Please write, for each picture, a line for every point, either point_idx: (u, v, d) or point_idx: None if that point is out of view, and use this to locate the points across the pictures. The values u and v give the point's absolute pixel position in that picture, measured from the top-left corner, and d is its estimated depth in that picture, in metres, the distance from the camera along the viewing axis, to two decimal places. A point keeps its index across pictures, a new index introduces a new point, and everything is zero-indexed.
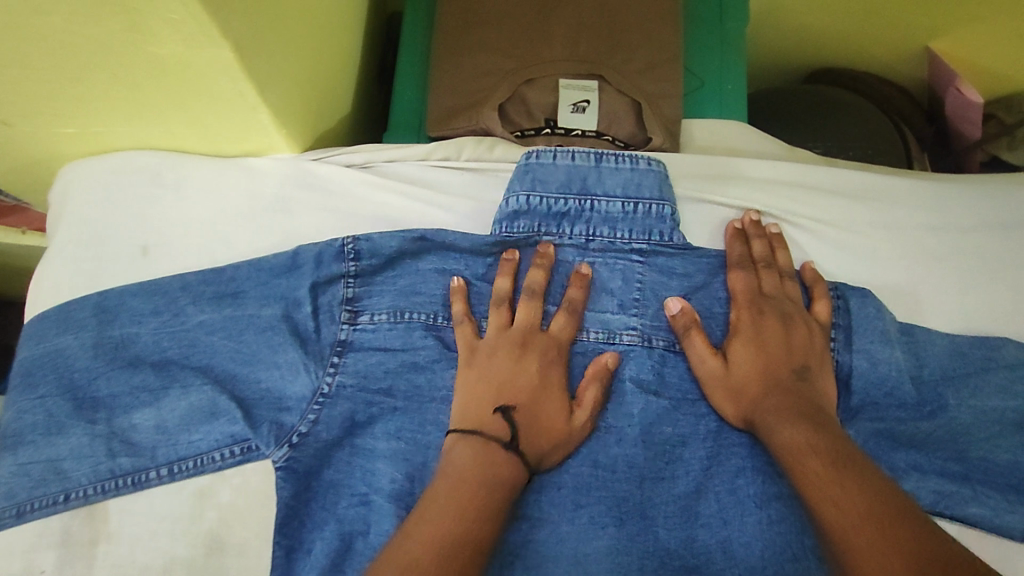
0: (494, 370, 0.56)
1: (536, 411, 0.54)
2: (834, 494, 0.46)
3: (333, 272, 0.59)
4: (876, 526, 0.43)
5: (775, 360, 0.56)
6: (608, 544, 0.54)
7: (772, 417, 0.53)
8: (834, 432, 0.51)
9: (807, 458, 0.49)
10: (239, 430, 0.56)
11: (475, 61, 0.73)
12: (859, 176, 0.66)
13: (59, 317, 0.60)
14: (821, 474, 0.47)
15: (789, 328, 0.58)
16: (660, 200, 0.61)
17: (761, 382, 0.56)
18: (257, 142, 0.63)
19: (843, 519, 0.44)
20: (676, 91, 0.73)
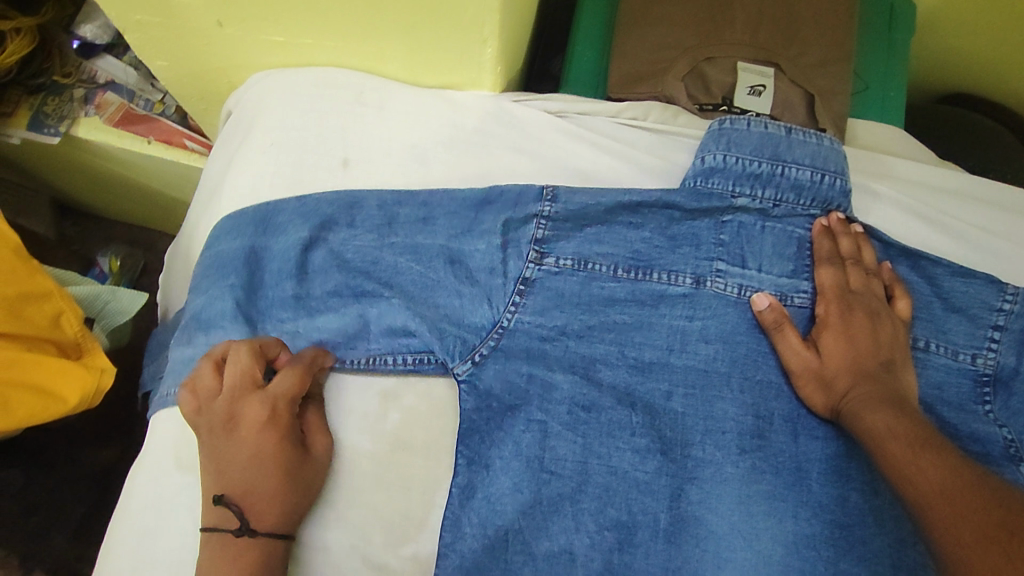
0: (215, 450, 0.53)
1: (254, 482, 0.52)
2: (911, 471, 0.49)
3: (529, 211, 0.62)
4: (953, 500, 0.46)
5: (847, 354, 0.59)
6: (768, 490, 0.57)
7: (853, 408, 0.56)
8: (921, 420, 0.53)
9: (887, 440, 0.52)
10: (413, 341, 0.59)
11: (658, 32, 0.75)
12: (1019, 193, 0.69)
13: (258, 217, 0.63)
14: (901, 455, 0.51)
15: (858, 321, 0.59)
16: (843, 174, 0.62)
17: (846, 370, 0.58)
18: (462, 75, 0.66)
19: (925, 492, 0.47)
20: (844, 89, 0.76)
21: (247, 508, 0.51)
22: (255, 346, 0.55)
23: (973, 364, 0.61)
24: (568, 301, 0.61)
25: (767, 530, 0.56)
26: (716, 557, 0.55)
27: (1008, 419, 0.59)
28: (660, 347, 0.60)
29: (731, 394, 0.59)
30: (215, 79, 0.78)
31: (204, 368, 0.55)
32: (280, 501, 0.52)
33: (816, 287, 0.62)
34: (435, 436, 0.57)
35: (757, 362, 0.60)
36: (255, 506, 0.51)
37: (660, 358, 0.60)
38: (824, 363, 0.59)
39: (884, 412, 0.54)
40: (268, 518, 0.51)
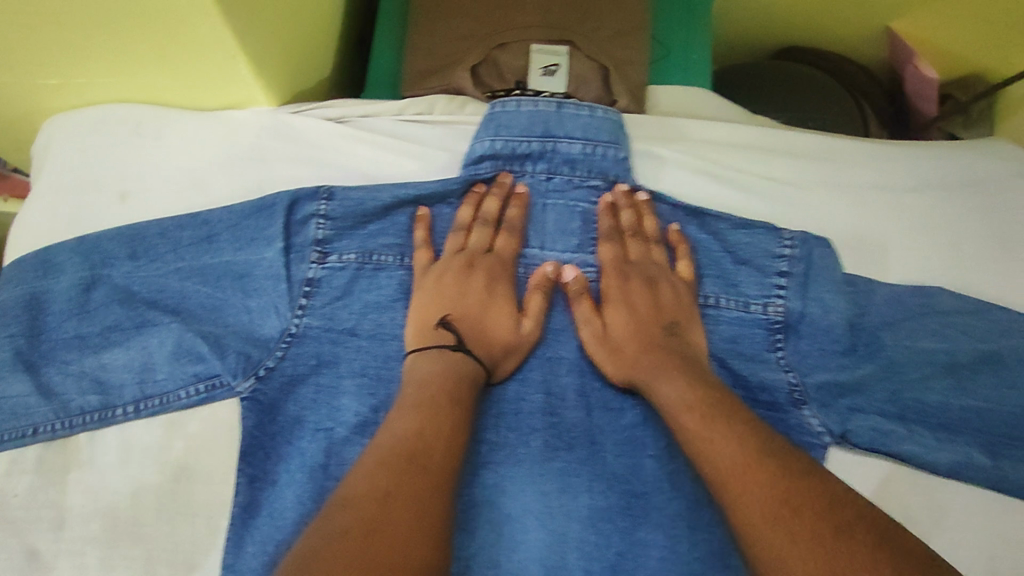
0: (421, 401, 0.54)
1: (486, 323, 0.60)
2: (709, 443, 0.52)
3: (306, 212, 0.62)
4: (747, 469, 0.49)
5: (628, 320, 0.61)
6: (561, 466, 0.58)
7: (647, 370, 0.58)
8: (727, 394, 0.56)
9: (680, 410, 0.55)
10: (201, 369, 0.58)
11: (449, 26, 0.75)
12: (814, 139, 0.68)
13: (37, 263, 0.62)
14: (695, 426, 0.53)
15: (638, 287, 0.62)
16: (613, 143, 0.63)
17: (640, 342, 0.60)
18: (235, 95, 0.65)
19: (728, 475, 0.50)
20: (641, 58, 0.77)
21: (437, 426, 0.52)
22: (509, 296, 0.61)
23: (765, 313, 0.62)
24: (354, 296, 0.61)
25: (560, 507, 0.57)
26: (512, 541, 0.57)
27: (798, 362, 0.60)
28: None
29: (523, 376, 0.61)
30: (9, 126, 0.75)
31: (419, 253, 0.62)
32: (497, 341, 0.59)
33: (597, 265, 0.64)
34: (214, 459, 0.57)
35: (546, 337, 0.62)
36: (437, 424, 0.52)
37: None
38: (613, 336, 0.61)
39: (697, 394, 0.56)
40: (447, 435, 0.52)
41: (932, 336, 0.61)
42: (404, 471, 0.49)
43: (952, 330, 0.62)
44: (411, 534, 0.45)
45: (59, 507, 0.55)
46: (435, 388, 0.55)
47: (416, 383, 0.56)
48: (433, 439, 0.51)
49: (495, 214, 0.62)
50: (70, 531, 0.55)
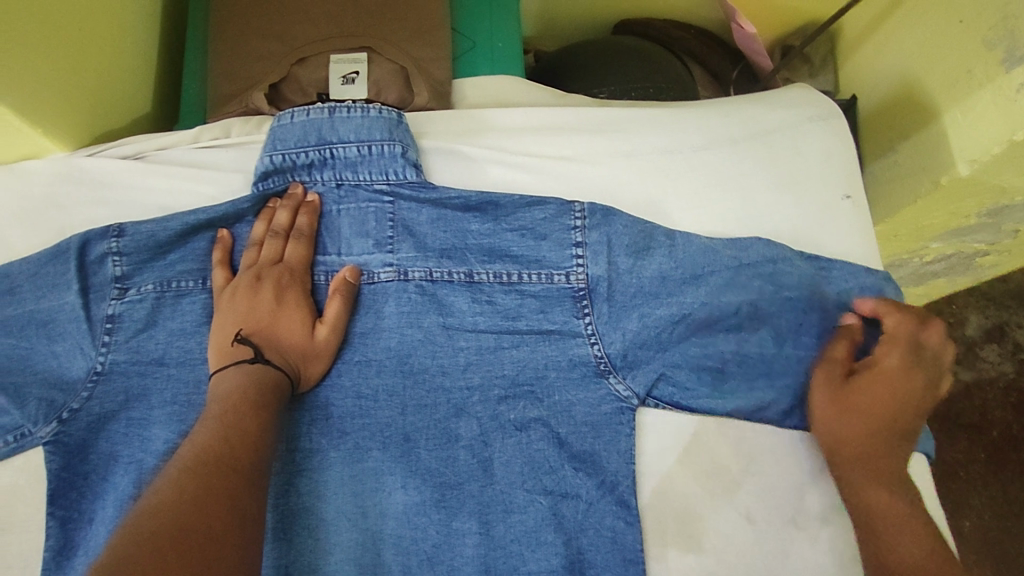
0: (225, 408, 0.52)
1: (281, 333, 0.59)
2: (867, 495, 0.55)
3: (97, 251, 0.62)
4: (896, 514, 0.54)
5: (890, 412, 0.58)
6: (374, 466, 0.58)
7: (870, 478, 0.56)
8: (877, 434, 0.57)
9: (877, 458, 0.56)
10: (7, 421, 0.58)
11: (249, 48, 0.76)
12: (603, 112, 0.70)
13: None
14: (859, 483, 0.56)
15: (909, 379, 0.59)
16: (389, 141, 0.64)
17: (870, 417, 0.57)
18: (25, 144, 0.66)
19: (876, 512, 0.54)
20: (444, 53, 0.78)
21: (244, 426, 0.51)
22: (308, 305, 0.62)
23: (568, 283, 0.62)
24: (157, 326, 0.62)
25: (375, 506, 0.57)
26: (327, 544, 0.56)
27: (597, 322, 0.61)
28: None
29: (330, 381, 0.61)
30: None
31: (215, 273, 0.63)
32: (297, 345, 0.59)
33: (886, 332, 0.60)
34: (26, 507, 0.57)
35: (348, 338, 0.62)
36: (242, 427, 0.51)
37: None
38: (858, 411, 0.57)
39: (850, 428, 0.57)
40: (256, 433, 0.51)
41: (733, 291, 0.61)
42: (208, 468, 0.47)
43: (759, 281, 0.62)
44: (224, 531, 0.44)
45: None
46: (238, 392, 0.54)
47: (218, 395, 0.54)
48: (242, 437, 0.50)
49: (286, 225, 0.64)
50: None
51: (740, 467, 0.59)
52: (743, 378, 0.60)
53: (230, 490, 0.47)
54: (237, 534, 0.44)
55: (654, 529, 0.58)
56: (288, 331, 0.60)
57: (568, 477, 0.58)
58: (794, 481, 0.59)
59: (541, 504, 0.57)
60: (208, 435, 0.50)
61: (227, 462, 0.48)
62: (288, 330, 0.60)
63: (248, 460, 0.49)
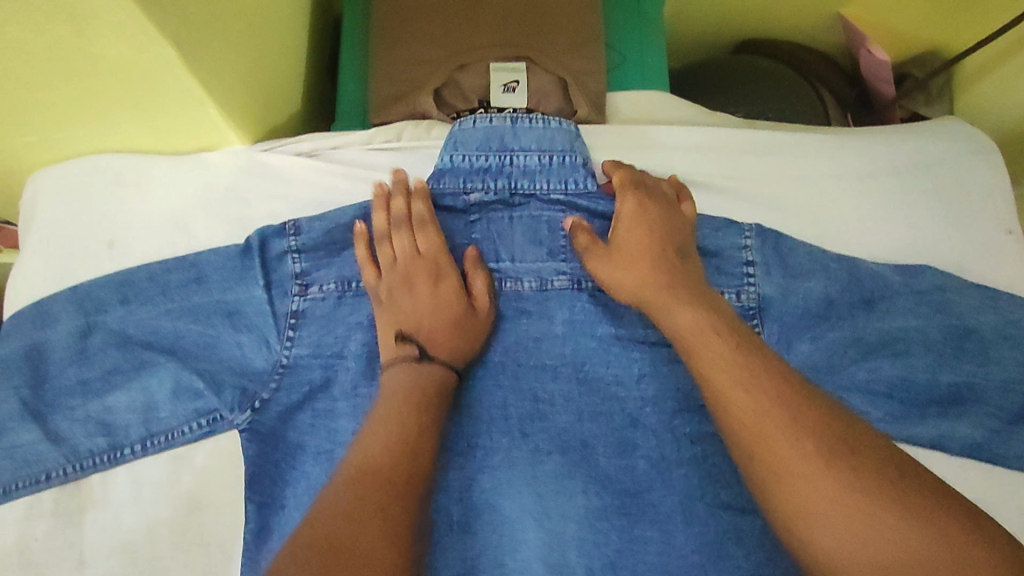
0: (393, 408, 0.54)
1: (434, 319, 0.61)
2: (740, 393, 0.49)
3: (277, 248, 0.64)
4: (776, 429, 0.46)
5: (681, 277, 0.59)
6: (554, 469, 0.61)
7: (778, 419, 0.46)
8: (682, 294, 0.57)
9: (701, 335, 0.54)
10: (202, 405, 0.61)
11: (411, 53, 0.78)
12: (768, 135, 0.73)
13: (34, 314, 0.65)
14: (729, 375, 0.50)
15: (660, 219, 0.63)
16: (569, 151, 0.67)
17: (647, 257, 0.61)
18: (208, 137, 0.68)
19: (755, 428, 0.47)
20: (599, 66, 0.79)
21: (405, 431, 0.53)
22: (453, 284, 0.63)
23: (740, 302, 0.64)
24: (338, 323, 0.64)
25: (557, 509, 0.60)
26: (513, 542, 0.60)
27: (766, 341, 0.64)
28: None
29: (508, 384, 0.63)
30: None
31: (366, 270, 0.63)
32: (450, 338, 0.61)
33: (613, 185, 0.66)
34: (222, 488, 0.61)
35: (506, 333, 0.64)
36: (401, 431, 0.52)
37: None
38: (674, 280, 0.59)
39: (707, 348, 0.52)
40: (421, 433, 0.53)
41: (898, 315, 0.65)
42: (364, 480, 0.49)
43: (925, 308, 0.66)
44: (377, 545, 0.46)
45: (80, 546, 0.59)
46: (399, 396, 0.55)
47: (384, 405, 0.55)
48: (399, 446, 0.52)
49: (404, 214, 0.64)
50: (92, 565, 0.59)
51: None
52: (911, 406, 0.63)
53: (383, 504, 0.48)
54: (390, 552, 0.46)
55: None
56: (446, 318, 0.61)
57: (743, 492, 0.60)
58: None
59: (718, 517, 0.59)
60: (364, 444, 0.52)
61: (385, 473, 0.50)
62: (449, 314, 0.61)
63: (405, 471, 0.50)
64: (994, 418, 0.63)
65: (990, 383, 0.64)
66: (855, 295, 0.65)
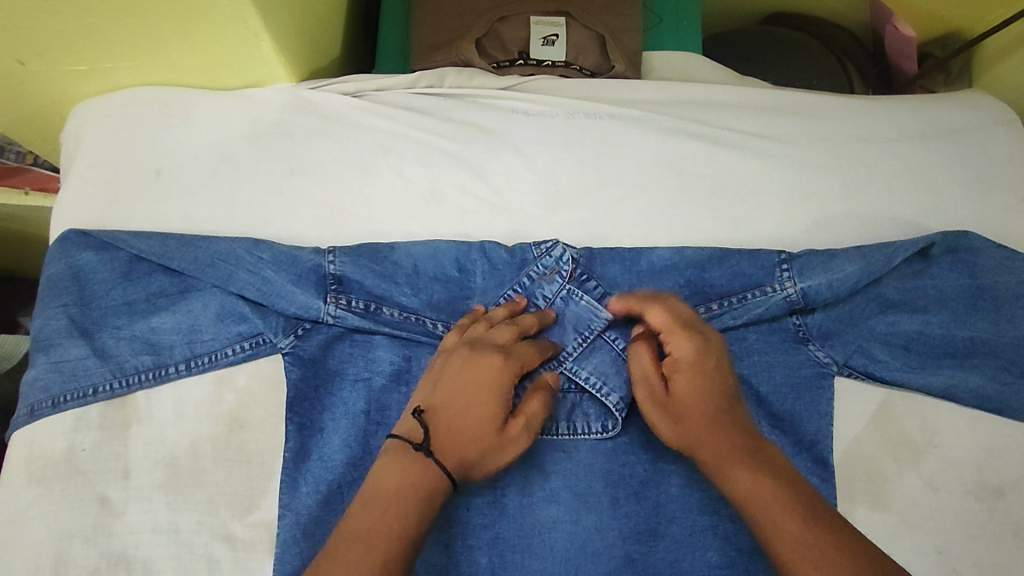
0: (445, 405, 0.53)
1: (462, 435, 0.52)
2: (699, 438, 0.54)
3: None
4: (738, 468, 0.51)
5: (703, 394, 0.55)
6: (585, 405, 0.63)
7: (699, 420, 0.54)
8: (692, 402, 0.55)
9: (682, 404, 0.55)
10: (245, 328, 0.63)
11: (452, 2, 0.78)
12: (801, 97, 0.76)
13: (80, 237, 0.66)
14: (700, 423, 0.54)
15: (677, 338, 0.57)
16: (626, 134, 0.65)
17: (688, 404, 0.55)
18: (257, 73, 0.70)
19: (705, 457, 0.53)
20: (636, 26, 0.81)
21: (437, 435, 0.52)
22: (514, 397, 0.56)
23: (769, 252, 0.66)
24: (383, 258, 0.65)
25: (587, 442, 0.62)
26: (543, 471, 0.61)
27: (803, 282, 0.64)
28: (453, 276, 0.65)
29: None
30: (38, 133, 0.79)
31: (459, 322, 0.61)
32: (476, 443, 0.52)
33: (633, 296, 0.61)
34: (264, 410, 0.63)
35: (502, 285, 0.65)
36: (443, 434, 0.52)
37: (465, 287, 0.65)
38: (700, 398, 0.55)
39: (681, 386, 0.56)
40: (455, 453, 0.51)
41: (918, 270, 0.68)
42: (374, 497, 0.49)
43: (941, 266, 0.68)
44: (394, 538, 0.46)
45: (125, 459, 0.61)
46: (440, 404, 0.53)
47: (450, 382, 0.55)
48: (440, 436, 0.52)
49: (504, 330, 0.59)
50: (136, 478, 0.60)
51: (924, 440, 0.65)
52: (926, 356, 0.65)
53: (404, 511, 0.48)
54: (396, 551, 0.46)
55: (842, 486, 0.63)
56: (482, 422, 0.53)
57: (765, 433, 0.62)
58: (971, 459, 0.65)
59: None
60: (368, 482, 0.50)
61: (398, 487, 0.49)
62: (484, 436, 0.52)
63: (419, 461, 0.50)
64: (1005, 371, 0.65)
65: (1003, 339, 0.66)
66: (889, 250, 0.66)
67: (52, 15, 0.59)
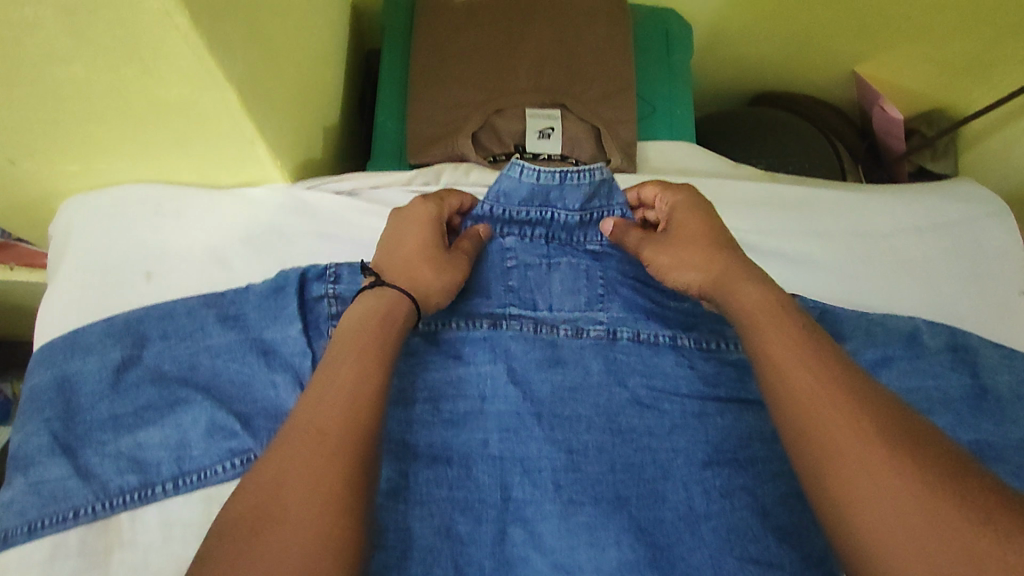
0: (394, 254, 0.62)
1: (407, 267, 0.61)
2: (796, 386, 0.46)
3: (318, 313, 0.65)
4: (827, 406, 0.44)
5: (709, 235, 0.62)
6: (588, 520, 0.60)
7: (710, 240, 0.62)
8: (699, 246, 0.61)
9: (698, 266, 0.61)
10: (235, 444, 0.61)
11: (448, 95, 0.80)
12: (795, 190, 0.77)
13: (66, 345, 0.64)
14: (793, 385, 0.46)
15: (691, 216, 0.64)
16: (607, 207, 0.72)
17: (691, 240, 0.62)
18: (251, 174, 0.69)
19: (808, 418, 0.45)
20: (631, 117, 0.81)
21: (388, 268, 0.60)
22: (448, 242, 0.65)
23: None
24: None
25: (591, 563, 0.59)
26: None
27: None
28: (449, 377, 0.66)
29: (543, 433, 0.64)
30: (26, 227, 0.77)
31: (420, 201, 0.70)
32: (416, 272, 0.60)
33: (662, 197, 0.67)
34: None
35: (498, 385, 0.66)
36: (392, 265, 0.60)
37: (461, 388, 0.65)
38: (679, 261, 0.62)
39: (688, 248, 0.62)
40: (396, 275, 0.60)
41: (921, 370, 0.67)
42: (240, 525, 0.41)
43: (941, 366, 0.67)
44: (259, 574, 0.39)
45: None
46: (389, 256, 0.62)
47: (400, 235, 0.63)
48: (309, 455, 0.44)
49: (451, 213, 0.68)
50: None
51: None
52: None
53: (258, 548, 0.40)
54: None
55: None
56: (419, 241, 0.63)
57: (774, 549, 0.60)
58: None
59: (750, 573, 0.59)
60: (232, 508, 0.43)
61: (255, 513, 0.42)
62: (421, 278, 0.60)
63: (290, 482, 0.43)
64: None
65: (1009, 443, 0.65)
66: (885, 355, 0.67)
67: (43, 123, 0.57)
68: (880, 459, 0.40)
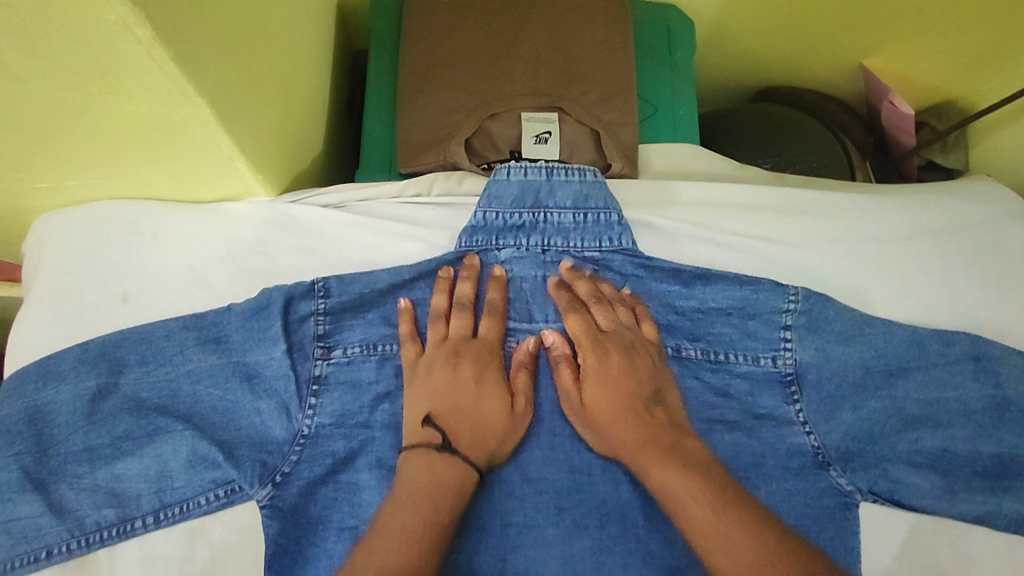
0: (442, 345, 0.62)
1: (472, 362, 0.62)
2: (693, 514, 0.51)
3: (302, 333, 0.61)
4: (713, 525, 0.50)
5: (626, 395, 0.60)
6: (593, 544, 0.58)
7: (620, 405, 0.59)
8: (608, 409, 0.59)
9: (598, 392, 0.60)
10: (219, 474, 0.58)
11: (439, 100, 0.75)
12: (804, 193, 0.72)
13: (38, 371, 0.60)
14: (702, 514, 0.51)
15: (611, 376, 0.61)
16: (604, 209, 0.67)
17: (608, 402, 0.60)
18: (233, 189, 0.65)
19: (695, 528, 0.51)
20: (632, 119, 0.77)
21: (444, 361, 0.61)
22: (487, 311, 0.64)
23: (775, 367, 0.64)
24: (365, 388, 0.62)
25: None
26: None
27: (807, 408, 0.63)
28: None
29: (543, 453, 0.60)
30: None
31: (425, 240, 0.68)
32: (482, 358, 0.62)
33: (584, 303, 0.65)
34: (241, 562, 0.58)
35: None
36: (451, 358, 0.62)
37: None
38: (608, 391, 0.60)
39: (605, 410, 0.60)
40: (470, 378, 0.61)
41: (943, 379, 0.63)
42: None
43: (962, 377, 0.63)
44: None
45: None
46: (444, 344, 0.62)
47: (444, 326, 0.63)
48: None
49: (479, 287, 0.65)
50: None
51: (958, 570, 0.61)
52: (957, 477, 0.61)
53: None
54: None
55: None
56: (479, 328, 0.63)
57: None
58: None
59: None
60: None
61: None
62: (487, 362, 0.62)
63: None
64: None
65: None
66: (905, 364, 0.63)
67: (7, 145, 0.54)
68: (715, 529, 0.50)
